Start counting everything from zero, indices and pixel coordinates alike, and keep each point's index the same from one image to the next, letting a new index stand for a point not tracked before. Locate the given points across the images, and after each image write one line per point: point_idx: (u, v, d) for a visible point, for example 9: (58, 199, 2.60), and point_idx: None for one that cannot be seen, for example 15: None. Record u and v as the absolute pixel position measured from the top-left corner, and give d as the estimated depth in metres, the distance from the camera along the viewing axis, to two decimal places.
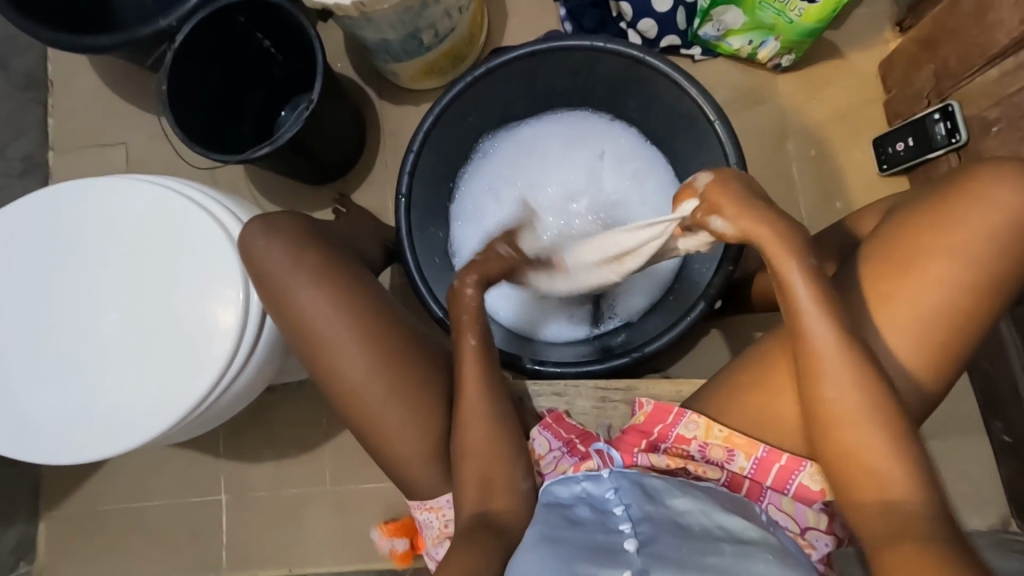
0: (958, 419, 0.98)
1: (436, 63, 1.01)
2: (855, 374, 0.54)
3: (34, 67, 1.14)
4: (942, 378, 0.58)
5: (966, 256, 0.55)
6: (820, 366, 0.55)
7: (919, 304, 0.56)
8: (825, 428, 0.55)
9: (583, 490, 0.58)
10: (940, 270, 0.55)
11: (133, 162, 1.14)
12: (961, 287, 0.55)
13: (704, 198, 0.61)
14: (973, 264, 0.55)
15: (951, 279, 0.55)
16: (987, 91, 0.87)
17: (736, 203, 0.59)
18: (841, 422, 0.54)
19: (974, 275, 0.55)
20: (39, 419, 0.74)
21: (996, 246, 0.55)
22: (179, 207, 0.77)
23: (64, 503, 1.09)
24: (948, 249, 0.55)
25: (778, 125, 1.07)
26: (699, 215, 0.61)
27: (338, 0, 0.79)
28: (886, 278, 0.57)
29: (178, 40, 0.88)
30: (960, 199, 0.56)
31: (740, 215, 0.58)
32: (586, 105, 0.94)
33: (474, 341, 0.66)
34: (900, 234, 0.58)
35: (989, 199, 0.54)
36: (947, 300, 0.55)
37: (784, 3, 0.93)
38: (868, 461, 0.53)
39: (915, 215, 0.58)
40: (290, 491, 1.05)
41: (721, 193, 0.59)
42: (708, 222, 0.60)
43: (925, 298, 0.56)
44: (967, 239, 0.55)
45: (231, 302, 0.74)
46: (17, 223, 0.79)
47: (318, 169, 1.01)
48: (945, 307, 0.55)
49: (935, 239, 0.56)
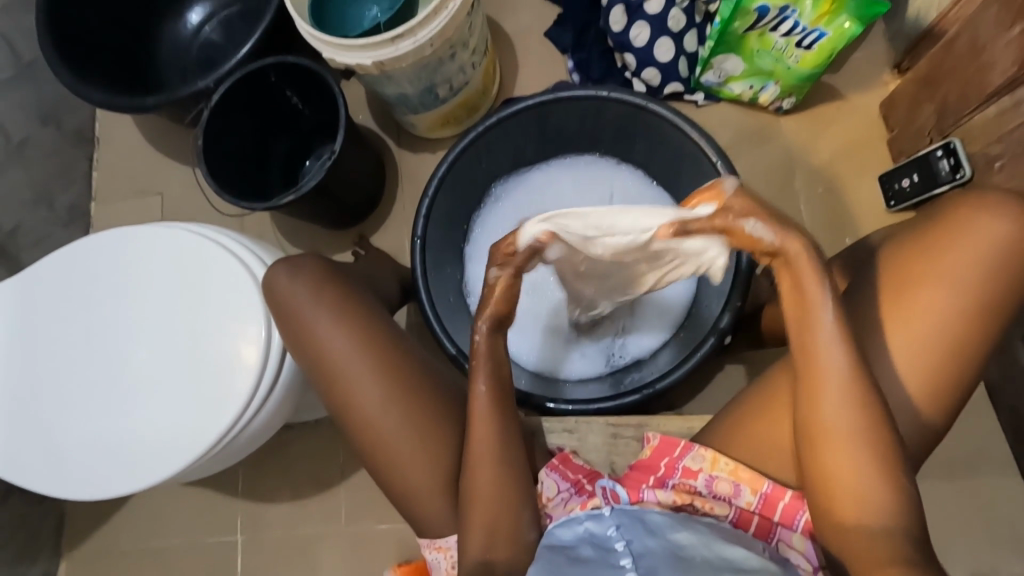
0: (988, 458, 0.95)
1: (452, 113, 1.08)
2: (861, 403, 0.54)
3: (83, 125, 1.24)
4: (947, 405, 0.57)
5: (960, 283, 0.56)
6: (824, 397, 0.55)
7: (915, 334, 0.57)
8: (828, 462, 0.55)
9: (585, 530, 0.56)
10: (935, 295, 0.56)
11: (168, 210, 1.21)
12: (957, 315, 0.56)
13: (729, 203, 0.54)
14: (969, 291, 0.56)
15: (949, 305, 0.56)
16: (987, 128, 0.89)
17: (761, 208, 0.55)
18: (842, 446, 0.54)
19: (971, 301, 0.56)
20: (70, 456, 0.78)
21: (991, 273, 0.56)
22: (210, 251, 0.81)
23: (85, 541, 1.11)
24: (942, 276, 0.56)
25: (783, 164, 1.09)
26: (731, 219, 0.54)
27: (360, 61, 0.86)
28: (884, 305, 0.58)
29: (214, 100, 0.96)
30: (951, 227, 0.57)
31: (769, 231, 0.54)
32: (593, 149, 0.98)
33: (484, 387, 0.65)
34: (893, 265, 0.59)
35: (978, 227, 0.56)
36: (945, 326, 0.56)
37: (781, 50, 0.98)
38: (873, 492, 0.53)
39: (906, 246, 0.59)
40: (306, 531, 1.06)
41: (743, 202, 0.54)
42: (743, 226, 0.54)
43: (923, 328, 0.57)
44: (958, 267, 0.56)
45: (253, 340, 0.77)
46: (58, 269, 0.84)
47: (340, 214, 1.07)
48: (943, 332, 0.56)
49: (930, 266, 0.57)
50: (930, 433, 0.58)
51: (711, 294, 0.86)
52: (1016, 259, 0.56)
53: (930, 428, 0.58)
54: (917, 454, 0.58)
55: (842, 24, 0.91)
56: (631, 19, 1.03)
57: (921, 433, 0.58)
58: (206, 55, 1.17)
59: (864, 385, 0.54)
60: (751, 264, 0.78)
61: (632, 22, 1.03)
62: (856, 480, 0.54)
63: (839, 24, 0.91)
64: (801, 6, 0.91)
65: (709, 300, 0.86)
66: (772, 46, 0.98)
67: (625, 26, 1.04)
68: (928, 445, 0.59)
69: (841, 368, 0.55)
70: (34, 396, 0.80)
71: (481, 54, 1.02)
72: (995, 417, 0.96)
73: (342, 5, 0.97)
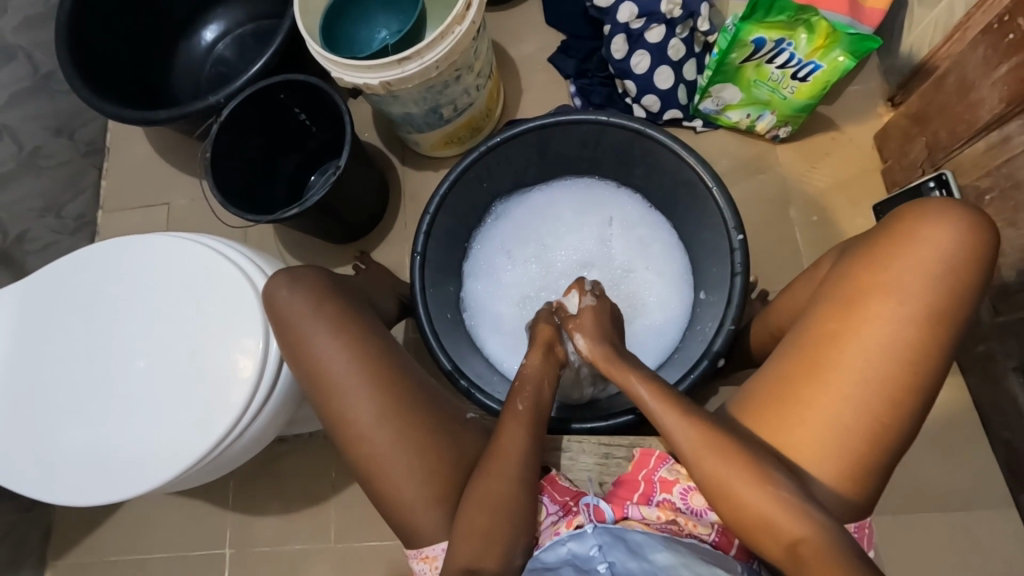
0: (981, 492, 0.94)
1: (455, 134, 1.10)
2: (722, 451, 0.57)
3: (95, 137, 1.26)
4: (911, 412, 0.57)
5: (909, 292, 0.57)
6: (696, 459, 0.58)
7: (871, 344, 0.57)
8: (717, 498, 0.57)
9: (569, 552, 0.57)
10: (885, 305, 0.57)
11: (172, 221, 1.23)
12: (913, 325, 0.57)
13: (577, 323, 0.76)
14: (920, 301, 0.57)
15: (901, 314, 0.57)
16: (978, 162, 0.91)
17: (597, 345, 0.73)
18: (741, 485, 0.56)
19: (923, 314, 0.57)
20: (63, 460, 0.78)
21: (937, 281, 0.57)
22: (213, 261, 0.82)
23: (71, 551, 1.10)
24: (891, 286, 0.58)
25: (778, 192, 1.11)
26: (570, 329, 0.77)
27: (367, 81, 0.89)
28: (839, 316, 0.59)
29: (224, 114, 0.98)
30: (898, 239, 0.59)
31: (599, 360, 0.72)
32: (590, 171, 1.00)
33: (522, 406, 0.70)
34: (849, 277, 0.61)
35: (923, 238, 0.58)
36: (900, 334, 0.57)
37: (777, 81, 1.01)
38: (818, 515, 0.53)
39: (859, 260, 0.61)
40: (294, 547, 1.05)
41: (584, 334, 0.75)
42: (574, 337, 0.76)
43: (880, 339, 0.57)
44: (908, 279, 0.57)
45: (250, 352, 0.78)
46: (63, 274, 0.85)
47: (342, 228, 1.09)
48: (899, 340, 0.57)
49: (879, 278, 0.58)
50: (898, 440, 0.57)
51: (706, 319, 0.87)
52: (963, 269, 0.57)
53: (897, 436, 0.57)
54: (885, 465, 0.57)
55: (836, 58, 0.95)
56: (632, 48, 1.06)
57: (889, 441, 0.57)
58: (219, 72, 1.20)
59: (728, 441, 0.58)
60: (745, 289, 0.80)
61: (633, 50, 1.06)
62: (770, 511, 0.55)
63: (833, 58, 0.95)
64: (796, 40, 0.95)
65: (705, 324, 0.87)
66: (767, 76, 1.01)
67: (626, 54, 1.07)
68: (898, 456, 0.58)
69: (682, 436, 0.60)
70: (33, 401, 0.81)
71: (485, 77, 1.04)
72: (989, 450, 0.96)
73: (352, 25, 1.01)
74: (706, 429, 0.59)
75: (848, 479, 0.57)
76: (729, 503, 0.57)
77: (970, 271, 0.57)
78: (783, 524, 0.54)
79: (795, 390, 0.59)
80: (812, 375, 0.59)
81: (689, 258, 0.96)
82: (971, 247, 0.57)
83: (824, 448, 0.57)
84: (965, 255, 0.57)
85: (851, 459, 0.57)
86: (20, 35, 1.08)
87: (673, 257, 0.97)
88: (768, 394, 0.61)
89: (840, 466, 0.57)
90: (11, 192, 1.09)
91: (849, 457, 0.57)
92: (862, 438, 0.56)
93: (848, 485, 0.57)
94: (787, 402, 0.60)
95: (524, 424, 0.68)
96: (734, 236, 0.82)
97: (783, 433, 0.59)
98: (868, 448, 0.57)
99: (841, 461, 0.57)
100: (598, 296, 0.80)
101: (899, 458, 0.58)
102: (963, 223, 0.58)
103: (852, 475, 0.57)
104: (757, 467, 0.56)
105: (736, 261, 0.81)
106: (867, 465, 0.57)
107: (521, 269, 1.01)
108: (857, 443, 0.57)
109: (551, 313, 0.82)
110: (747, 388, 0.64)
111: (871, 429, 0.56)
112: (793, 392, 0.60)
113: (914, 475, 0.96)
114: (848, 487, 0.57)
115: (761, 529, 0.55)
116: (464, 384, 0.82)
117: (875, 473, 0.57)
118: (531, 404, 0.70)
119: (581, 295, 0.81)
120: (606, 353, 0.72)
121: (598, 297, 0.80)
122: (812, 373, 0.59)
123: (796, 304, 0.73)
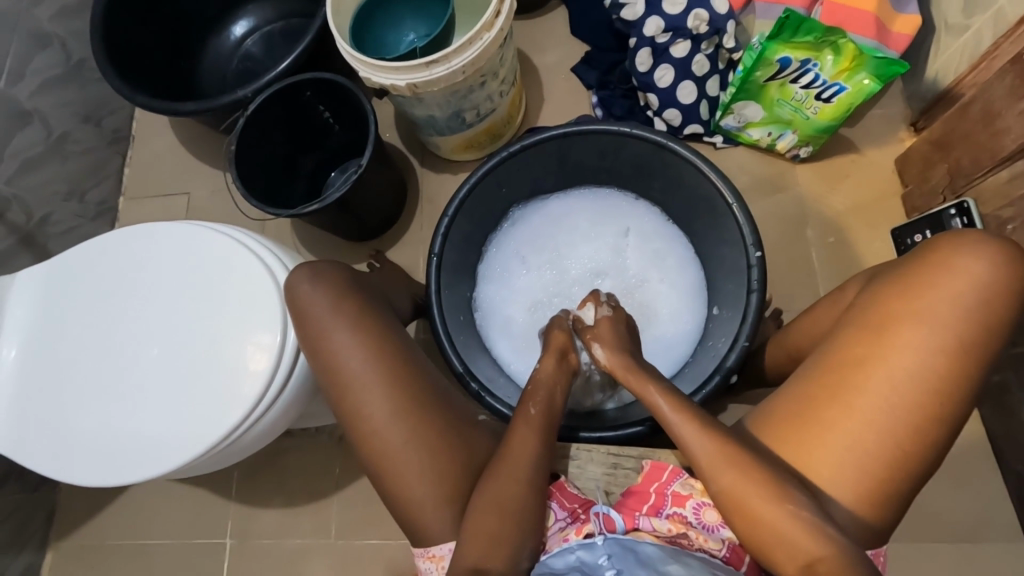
0: (992, 524, 0.93)
1: (475, 139, 1.11)
2: (739, 472, 0.57)
3: (121, 125, 1.28)
4: (935, 441, 0.56)
5: (938, 322, 0.57)
6: (712, 474, 0.58)
7: (895, 371, 0.57)
8: (732, 514, 0.57)
9: (577, 559, 0.57)
10: (913, 333, 0.57)
11: (192, 211, 1.25)
12: (940, 355, 0.56)
13: (595, 332, 0.77)
14: (950, 331, 0.56)
15: (929, 343, 0.57)
16: (1000, 191, 0.91)
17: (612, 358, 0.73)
18: (758, 505, 0.56)
19: (951, 345, 0.56)
20: (75, 441, 0.79)
21: (968, 312, 0.57)
22: (234, 253, 0.83)
23: (74, 534, 1.11)
24: (922, 314, 0.57)
25: (796, 211, 1.11)
26: (587, 340, 0.76)
27: (395, 82, 0.90)
28: (864, 341, 0.59)
29: (251, 109, 0.99)
30: (930, 267, 0.59)
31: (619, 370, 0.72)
32: (611, 183, 1.01)
33: (534, 410, 0.70)
34: (878, 303, 0.60)
35: (956, 268, 0.58)
36: (926, 363, 0.56)
37: (800, 101, 1.01)
38: (836, 538, 0.53)
39: (889, 286, 0.61)
40: (294, 542, 1.05)
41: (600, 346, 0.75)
42: (591, 348, 0.75)
43: (905, 367, 0.57)
44: (939, 308, 0.57)
45: (265, 345, 0.79)
46: (88, 257, 0.86)
47: (358, 227, 1.10)
48: (925, 369, 0.56)
49: (908, 305, 0.58)
50: (920, 469, 0.57)
51: (720, 335, 0.87)
52: (995, 303, 0.57)
53: (919, 464, 0.56)
54: (905, 492, 0.57)
55: (862, 80, 0.95)
56: (656, 61, 1.07)
57: (911, 467, 0.56)
58: (245, 67, 1.22)
59: (744, 457, 0.58)
60: (760, 307, 0.80)
61: (657, 64, 1.07)
62: (787, 527, 0.54)
63: (859, 80, 0.95)
64: (822, 61, 0.95)
65: (718, 340, 0.87)
66: (791, 96, 1.01)
67: (650, 68, 1.08)
68: (920, 484, 0.57)
69: (699, 451, 0.59)
70: (48, 380, 0.82)
71: (509, 84, 1.05)
72: (1001, 482, 0.95)
73: (382, 28, 1.02)
74: (722, 444, 0.59)
75: (868, 503, 0.56)
76: (744, 522, 0.56)
77: (1003, 304, 0.57)
78: (801, 546, 0.54)
79: (817, 411, 0.59)
80: (836, 399, 0.59)
81: (703, 273, 0.97)
82: (1005, 279, 0.57)
83: (845, 471, 0.57)
84: (998, 287, 0.57)
85: (872, 485, 0.56)
86: (55, 23, 1.11)
87: (687, 272, 0.98)
88: (788, 414, 0.61)
89: (859, 491, 0.56)
90: (38, 175, 1.11)
91: (868, 483, 0.56)
92: (883, 463, 0.56)
93: (870, 509, 0.56)
94: (807, 423, 0.59)
95: (535, 430, 0.67)
96: (752, 253, 0.81)
97: (803, 455, 0.59)
98: (888, 474, 0.56)
99: (861, 486, 0.56)
100: (614, 309, 0.80)
101: (920, 487, 0.57)
102: (997, 255, 0.57)
103: (870, 501, 0.56)
104: (776, 486, 0.56)
105: (753, 278, 0.81)
106: (887, 490, 0.56)
107: (535, 275, 1.01)
108: (877, 469, 0.56)
109: (566, 320, 0.82)
110: (766, 404, 0.64)
111: (893, 456, 0.56)
112: (813, 413, 0.59)
113: (925, 504, 0.94)
114: (867, 513, 0.56)
115: (777, 550, 0.55)
116: (475, 387, 0.82)
117: (895, 499, 0.57)
118: (543, 409, 0.70)
119: (596, 306, 0.81)
120: (620, 367, 0.71)
121: (614, 310, 0.80)
122: (835, 396, 0.59)
123: (818, 328, 0.73)
